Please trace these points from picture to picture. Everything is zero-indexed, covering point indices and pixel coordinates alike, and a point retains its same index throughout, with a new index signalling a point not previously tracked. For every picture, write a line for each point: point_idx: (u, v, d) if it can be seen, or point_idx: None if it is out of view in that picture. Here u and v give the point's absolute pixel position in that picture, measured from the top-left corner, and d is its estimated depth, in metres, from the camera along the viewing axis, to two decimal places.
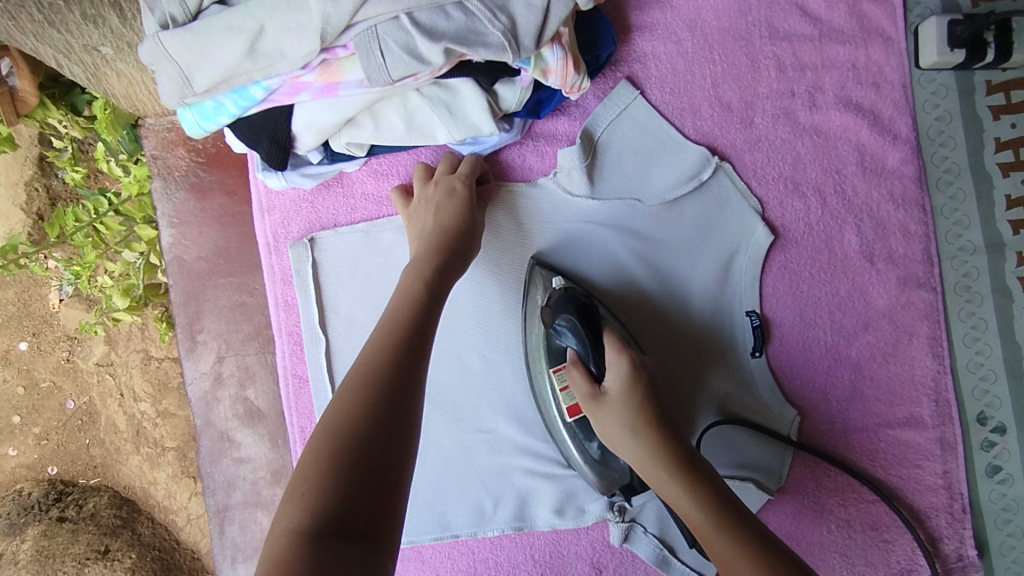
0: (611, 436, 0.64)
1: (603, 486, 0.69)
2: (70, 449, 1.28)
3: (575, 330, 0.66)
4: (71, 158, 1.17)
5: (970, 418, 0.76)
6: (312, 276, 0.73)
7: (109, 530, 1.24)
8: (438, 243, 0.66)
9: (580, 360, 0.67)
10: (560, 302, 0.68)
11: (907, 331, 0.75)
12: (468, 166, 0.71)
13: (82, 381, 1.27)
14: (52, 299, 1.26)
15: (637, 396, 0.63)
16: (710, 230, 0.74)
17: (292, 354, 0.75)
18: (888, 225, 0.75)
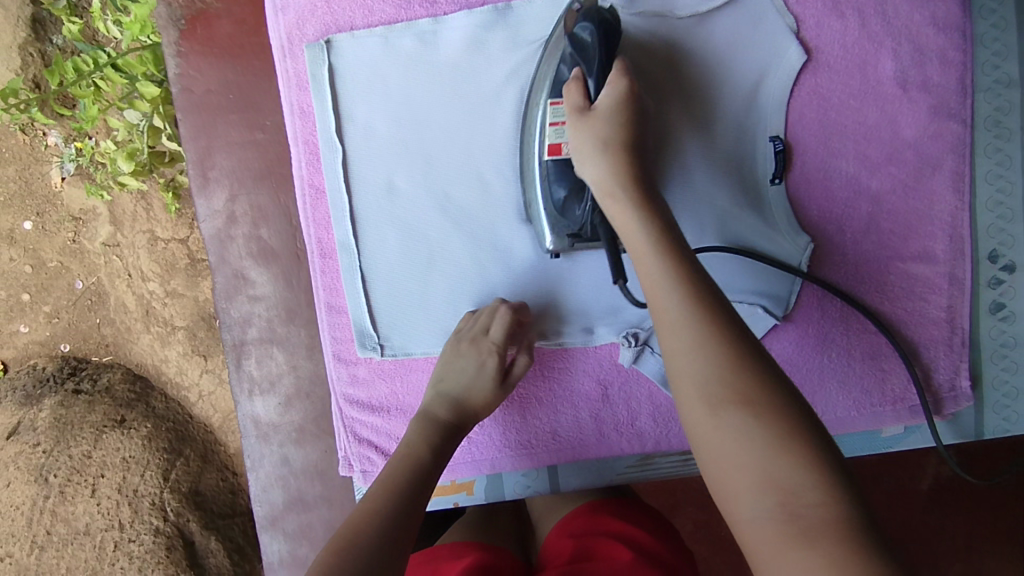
0: (581, 153, 0.63)
1: (556, 243, 0.70)
2: (81, 328, 1.31)
3: (597, 58, 0.63)
4: (68, 10, 1.18)
5: (982, 255, 0.77)
6: (329, 81, 0.71)
7: (125, 402, 1.28)
8: (456, 413, 0.70)
9: (583, 82, 0.64)
10: (585, 15, 0.64)
11: (932, 163, 0.74)
12: (506, 339, 0.70)
13: (89, 262, 1.29)
14: (54, 177, 1.28)
15: (625, 115, 0.62)
16: (742, 47, 0.72)
17: (309, 165, 0.74)
18: (925, 50, 0.73)
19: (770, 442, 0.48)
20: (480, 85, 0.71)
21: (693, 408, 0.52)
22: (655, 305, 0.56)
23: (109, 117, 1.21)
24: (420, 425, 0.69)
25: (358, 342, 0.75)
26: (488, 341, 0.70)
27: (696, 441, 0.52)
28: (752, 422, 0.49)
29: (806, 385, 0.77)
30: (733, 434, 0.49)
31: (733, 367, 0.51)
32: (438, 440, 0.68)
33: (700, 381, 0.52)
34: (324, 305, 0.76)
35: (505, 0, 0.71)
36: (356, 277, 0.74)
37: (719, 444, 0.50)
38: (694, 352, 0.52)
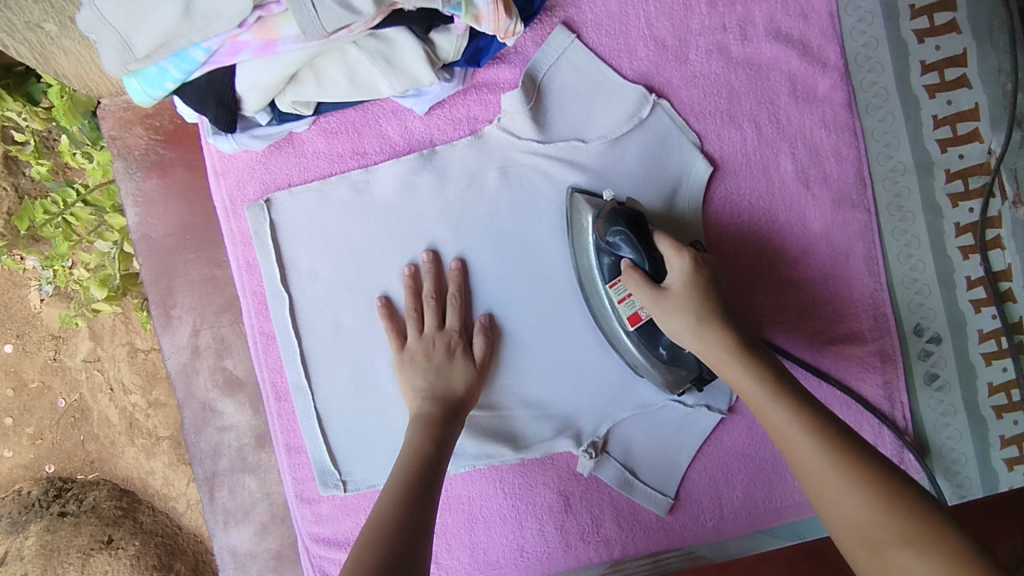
0: (677, 332, 0.67)
1: (672, 386, 0.72)
2: (65, 447, 1.30)
3: (630, 240, 0.67)
4: (34, 152, 1.19)
5: (908, 329, 0.81)
6: (271, 235, 0.75)
7: (112, 520, 1.26)
8: (440, 401, 0.71)
9: (634, 265, 0.68)
10: (610, 216, 0.69)
11: (844, 251, 0.79)
12: (454, 313, 0.75)
13: (71, 378, 1.29)
14: (33, 299, 1.28)
15: (699, 288, 0.66)
16: (653, 165, 0.77)
17: (258, 313, 0.77)
18: (821, 150, 0.79)
19: (886, 502, 0.52)
20: (414, 224, 0.76)
21: (809, 481, 0.57)
22: (751, 401, 0.63)
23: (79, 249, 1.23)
24: (416, 429, 0.69)
25: (319, 480, 0.76)
26: (446, 331, 0.74)
27: (823, 515, 0.56)
28: (859, 486, 0.54)
29: (760, 474, 0.79)
30: (845, 498, 0.54)
31: (836, 451, 0.56)
32: (438, 430, 0.68)
33: (811, 462, 0.56)
34: (282, 446, 0.77)
35: (430, 146, 0.77)
36: (311, 416, 0.76)
37: (844, 516, 0.54)
38: (795, 436, 0.58)
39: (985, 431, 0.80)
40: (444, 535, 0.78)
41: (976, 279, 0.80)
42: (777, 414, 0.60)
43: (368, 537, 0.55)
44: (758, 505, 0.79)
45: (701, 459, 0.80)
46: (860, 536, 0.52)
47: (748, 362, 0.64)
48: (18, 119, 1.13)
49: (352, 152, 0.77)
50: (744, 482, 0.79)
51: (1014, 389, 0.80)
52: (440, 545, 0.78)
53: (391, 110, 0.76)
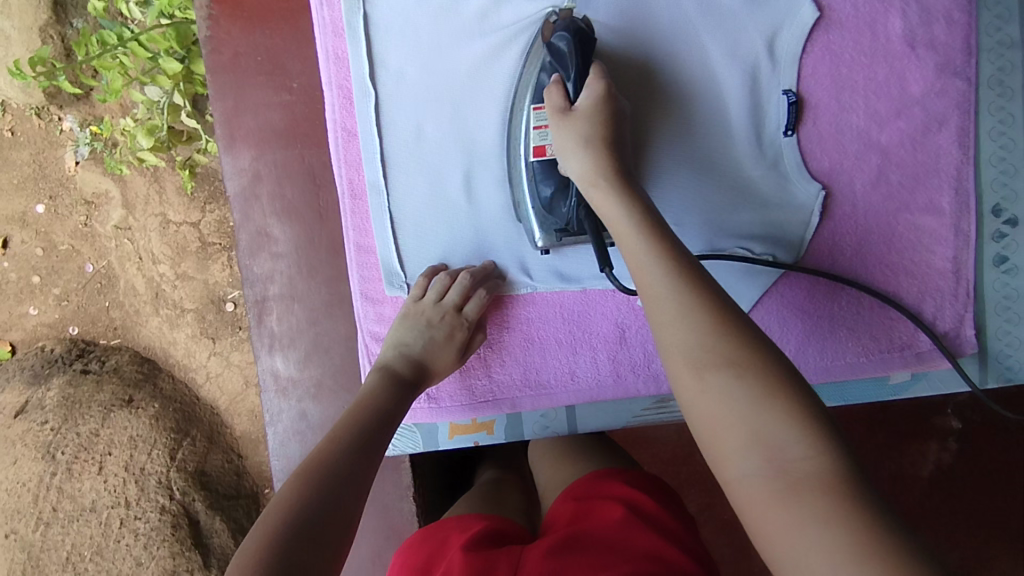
0: (565, 149, 0.68)
1: (545, 239, 0.75)
2: (89, 311, 1.46)
3: (571, 56, 0.67)
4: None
5: (987, 209, 0.80)
6: (364, 29, 0.74)
7: (132, 383, 1.41)
8: (413, 368, 0.75)
9: (562, 82, 0.69)
10: (563, 24, 0.69)
11: (938, 119, 0.77)
12: (476, 308, 0.75)
13: (99, 245, 1.44)
14: (69, 163, 1.43)
15: (604, 114, 0.67)
16: (759, 2, 0.75)
17: (342, 109, 0.76)
18: (931, 11, 0.76)
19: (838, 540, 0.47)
20: (508, 36, 0.75)
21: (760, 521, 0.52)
22: (617, 229, 0.64)
23: (130, 89, 1.30)
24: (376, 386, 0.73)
25: (385, 281, 0.78)
26: (460, 317, 0.75)
27: (725, 466, 0.55)
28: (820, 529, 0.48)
29: (816, 331, 0.80)
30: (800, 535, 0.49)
31: (763, 403, 0.53)
32: (399, 391, 0.73)
33: (661, 302, 0.60)
34: (353, 245, 0.78)
35: None
36: (384, 217, 0.76)
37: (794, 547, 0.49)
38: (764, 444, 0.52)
39: None
40: (498, 351, 0.80)
41: None
42: (734, 407, 0.54)
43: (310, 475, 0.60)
44: (810, 363, 0.80)
45: (759, 311, 0.80)
46: None
47: (625, 200, 0.65)
48: None
49: None
50: (800, 338, 0.80)
51: None
52: (494, 360, 0.80)
53: None
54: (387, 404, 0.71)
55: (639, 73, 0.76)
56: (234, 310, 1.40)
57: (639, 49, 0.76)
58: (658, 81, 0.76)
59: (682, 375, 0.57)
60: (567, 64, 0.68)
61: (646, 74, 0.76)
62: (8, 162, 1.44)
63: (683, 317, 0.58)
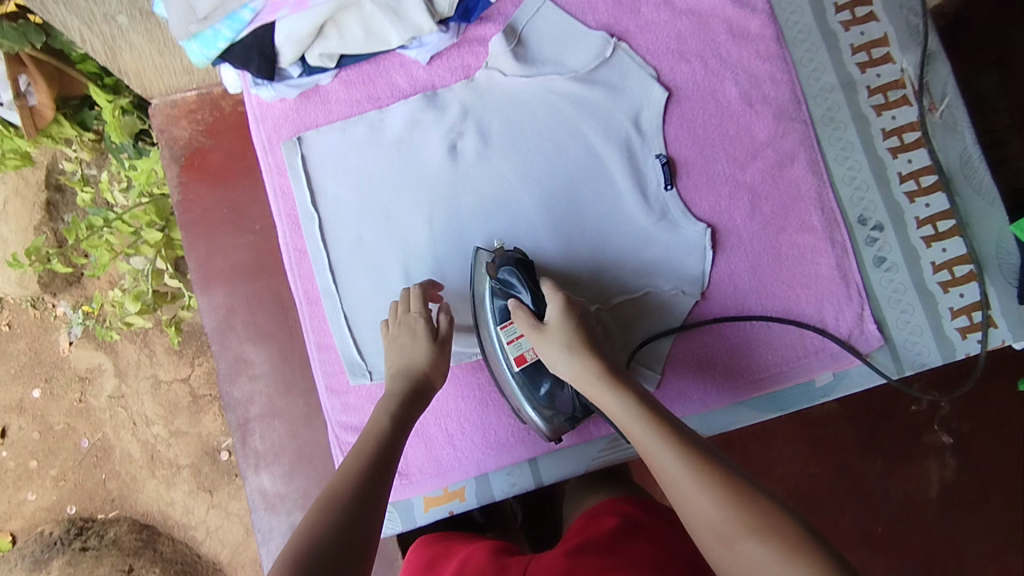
0: (551, 357, 0.77)
1: (550, 428, 0.82)
2: (87, 487, 1.47)
3: (521, 280, 0.81)
4: (81, 181, 1.45)
5: (854, 220, 0.93)
6: (303, 166, 0.89)
7: (132, 551, 1.44)
8: (406, 380, 0.78)
9: (523, 304, 0.81)
10: (503, 260, 0.82)
11: (789, 156, 0.93)
12: (418, 300, 0.82)
13: (95, 420, 1.47)
14: (63, 344, 1.48)
15: (571, 323, 0.77)
16: (619, 92, 0.93)
17: (292, 232, 0.89)
18: (758, 75, 0.94)
19: (792, 554, 0.54)
20: (422, 152, 0.91)
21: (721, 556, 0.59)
22: (621, 421, 0.71)
23: (117, 263, 1.42)
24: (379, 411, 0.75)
25: (346, 372, 0.86)
26: (411, 313, 0.81)
27: (680, 512, 0.63)
28: (769, 546, 0.56)
29: (737, 351, 0.90)
30: (753, 561, 0.56)
31: (691, 457, 0.64)
32: (400, 411, 0.75)
33: (667, 471, 0.64)
34: (313, 345, 0.88)
35: (431, 89, 0.92)
36: (339, 316, 0.87)
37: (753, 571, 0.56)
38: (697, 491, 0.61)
39: (936, 305, 0.91)
40: (458, 419, 0.87)
41: (906, 174, 0.94)
42: (668, 464, 0.64)
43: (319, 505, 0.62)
44: (738, 380, 0.90)
45: (683, 341, 0.90)
46: None
47: (618, 392, 0.72)
48: (70, 151, 1.42)
49: (368, 98, 0.92)
50: (724, 359, 0.90)
51: (957, 266, 0.92)
52: (455, 428, 0.87)
53: (399, 63, 0.92)
54: (390, 423, 0.74)
55: (535, 159, 0.91)
56: (229, 458, 1.46)
57: (532, 142, 0.92)
58: (552, 165, 0.92)
59: (714, 542, 0.59)
60: (522, 289, 0.81)
61: (541, 160, 0.91)
62: (7, 354, 1.48)
63: (696, 484, 0.61)
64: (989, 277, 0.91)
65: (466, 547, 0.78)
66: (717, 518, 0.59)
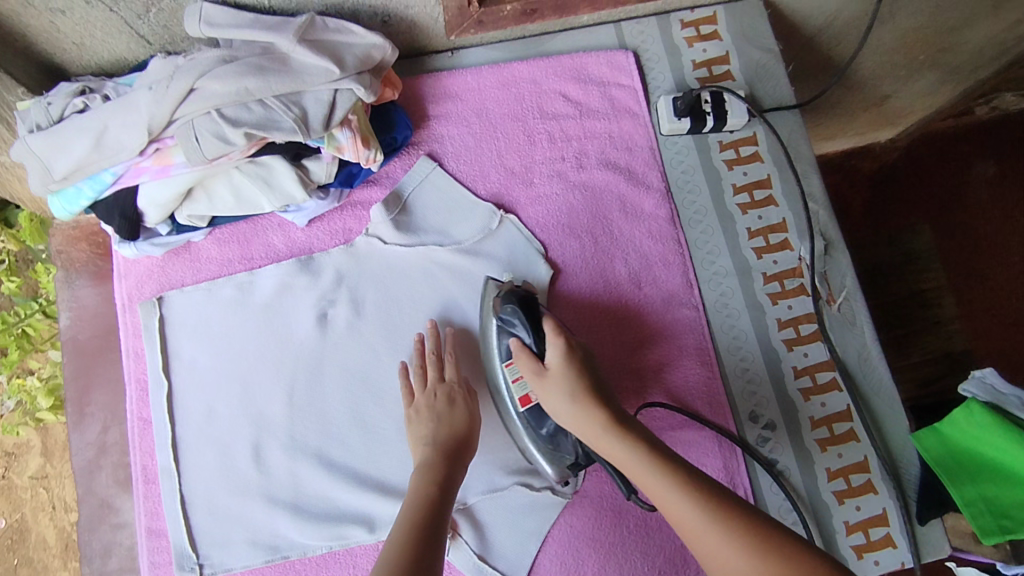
0: (555, 404, 0.71)
1: (557, 472, 0.79)
2: None
3: (523, 318, 0.77)
4: (7, 270, 1.34)
5: (744, 417, 0.87)
6: (159, 329, 0.85)
7: None
8: (446, 448, 0.75)
9: (523, 344, 0.76)
10: (509, 296, 0.80)
11: (677, 344, 0.88)
12: (453, 367, 0.81)
13: (16, 498, 1.33)
14: None
15: (572, 365, 0.71)
16: (503, 266, 0.89)
17: (139, 399, 0.85)
18: (649, 256, 0.91)
19: None
20: (289, 321, 0.86)
21: None
22: (631, 472, 0.64)
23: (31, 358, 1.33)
24: (419, 478, 0.72)
25: (174, 563, 0.80)
26: (446, 382, 0.80)
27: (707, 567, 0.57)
28: None
29: (609, 560, 0.80)
30: None
31: (706, 505, 0.58)
32: (443, 473, 0.72)
33: (687, 523, 0.58)
34: (144, 529, 0.82)
35: (307, 252, 0.89)
36: (174, 500, 0.82)
37: None
38: (719, 550, 0.56)
39: (830, 519, 0.84)
40: None
41: (801, 368, 0.89)
42: (688, 516, 0.58)
43: None
44: None
45: (552, 544, 0.82)
46: None
47: (626, 440, 0.65)
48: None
49: (240, 258, 0.88)
50: (595, 568, 0.80)
51: (853, 474, 0.85)
52: None
53: (278, 223, 0.89)
54: (430, 490, 0.70)
55: (407, 332, 0.87)
56: None
57: (406, 313, 0.87)
58: None
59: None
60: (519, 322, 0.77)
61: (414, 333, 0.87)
62: None
63: (723, 539, 0.56)
64: (886, 489, 0.85)
65: None
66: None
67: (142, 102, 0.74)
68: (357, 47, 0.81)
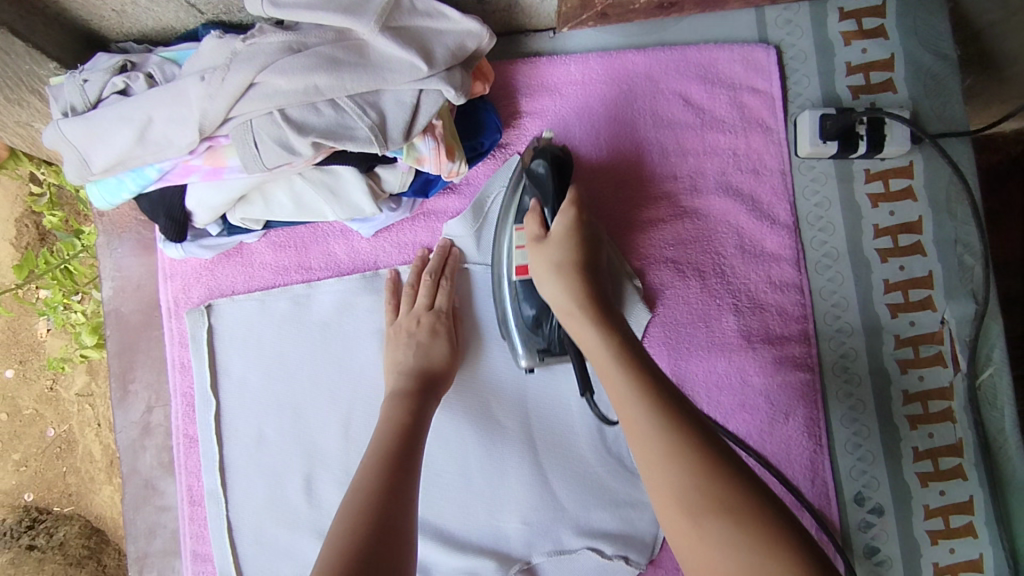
0: (541, 276, 0.65)
1: (528, 357, 0.73)
2: (46, 477, 1.21)
3: (550, 182, 0.68)
4: (48, 203, 1.17)
5: (849, 498, 0.77)
6: (207, 341, 0.76)
7: (75, 561, 1.17)
8: (419, 377, 0.70)
9: (539, 211, 0.69)
10: (540, 151, 0.71)
11: (784, 410, 0.77)
12: (445, 295, 0.74)
13: (63, 410, 1.22)
14: (40, 327, 1.22)
15: (575, 242, 0.65)
16: None
17: (184, 415, 0.78)
18: (764, 305, 0.78)
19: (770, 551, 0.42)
20: (347, 344, 0.77)
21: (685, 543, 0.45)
22: (590, 350, 0.59)
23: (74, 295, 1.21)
24: (392, 404, 0.66)
25: None
26: (434, 310, 0.74)
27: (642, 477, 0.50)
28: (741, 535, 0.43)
29: None
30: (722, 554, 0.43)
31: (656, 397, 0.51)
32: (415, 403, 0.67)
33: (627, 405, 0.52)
34: (189, 551, 0.77)
35: (371, 266, 0.78)
36: (220, 525, 0.76)
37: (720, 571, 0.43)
38: (654, 443, 0.49)
39: None
40: None
41: (924, 450, 0.77)
42: (630, 397, 0.52)
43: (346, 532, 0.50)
44: None
45: None
46: None
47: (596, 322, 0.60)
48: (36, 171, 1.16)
49: (297, 267, 0.78)
50: None
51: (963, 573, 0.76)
52: None
53: (340, 230, 0.78)
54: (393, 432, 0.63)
55: (477, 368, 0.77)
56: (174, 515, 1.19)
57: (481, 345, 0.77)
58: (501, 378, 0.77)
59: (678, 525, 0.46)
60: (545, 189, 0.68)
61: (487, 370, 0.77)
62: None
63: (654, 421, 0.50)
64: None
65: None
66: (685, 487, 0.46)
67: (192, 94, 0.61)
68: (449, 37, 0.66)
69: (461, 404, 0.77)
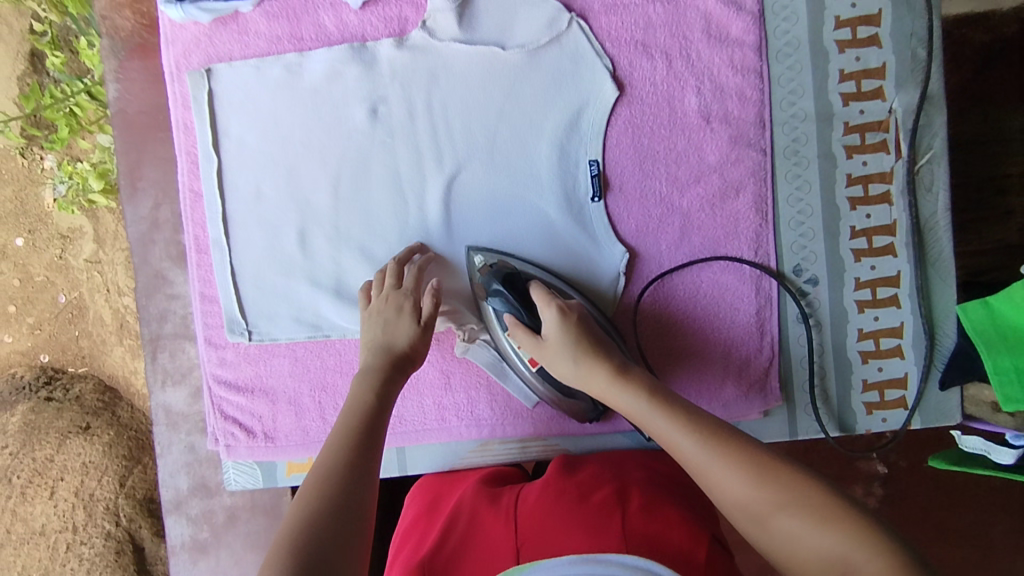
0: (562, 368, 0.74)
1: (582, 409, 0.83)
2: (61, 340, 1.31)
3: (510, 296, 0.77)
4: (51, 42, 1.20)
5: (788, 269, 0.86)
6: (207, 102, 0.83)
7: (92, 410, 1.28)
8: (381, 353, 0.75)
9: (518, 321, 0.77)
10: (491, 275, 0.79)
11: (735, 186, 0.84)
12: (413, 277, 0.80)
13: (73, 277, 1.30)
14: (47, 198, 1.29)
15: (571, 328, 0.74)
16: (564, 82, 0.83)
17: (190, 172, 0.86)
18: (725, 88, 0.83)
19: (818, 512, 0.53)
20: (335, 111, 0.83)
21: (744, 520, 0.57)
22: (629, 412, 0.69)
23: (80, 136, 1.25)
24: (365, 371, 0.73)
25: (225, 327, 0.87)
26: (402, 291, 0.79)
27: (707, 488, 0.61)
28: (794, 510, 0.54)
29: None
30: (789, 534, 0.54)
31: (695, 431, 0.62)
32: (388, 372, 0.73)
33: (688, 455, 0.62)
34: (198, 293, 0.88)
35: (359, 37, 0.84)
36: (225, 269, 0.86)
37: (783, 544, 0.54)
38: (707, 469, 0.60)
39: (850, 375, 0.86)
40: (332, 393, 0.86)
41: (860, 229, 0.85)
42: (683, 447, 0.62)
43: (322, 472, 0.60)
44: (624, 412, 0.86)
45: None
46: (796, 557, 0.53)
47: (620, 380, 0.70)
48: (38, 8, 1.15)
49: (290, 36, 0.84)
50: None
51: (884, 338, 0.85)
52: (329, 402, 0.86)
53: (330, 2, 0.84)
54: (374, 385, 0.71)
55: (456, 140, 0.84)
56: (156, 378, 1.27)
57: (461, 117, 0.84)
58: (477, 148, 0.84)
59: (751, 522, 0.57)
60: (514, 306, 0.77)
61: (466, 142, 0.84)
62: None
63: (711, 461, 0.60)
64: (915, 356, 0.85)
65: (511, 492, 0.71)
66: (743, 494, 0.57)
67: None
68: None
69: (441, 172, 0.84)
